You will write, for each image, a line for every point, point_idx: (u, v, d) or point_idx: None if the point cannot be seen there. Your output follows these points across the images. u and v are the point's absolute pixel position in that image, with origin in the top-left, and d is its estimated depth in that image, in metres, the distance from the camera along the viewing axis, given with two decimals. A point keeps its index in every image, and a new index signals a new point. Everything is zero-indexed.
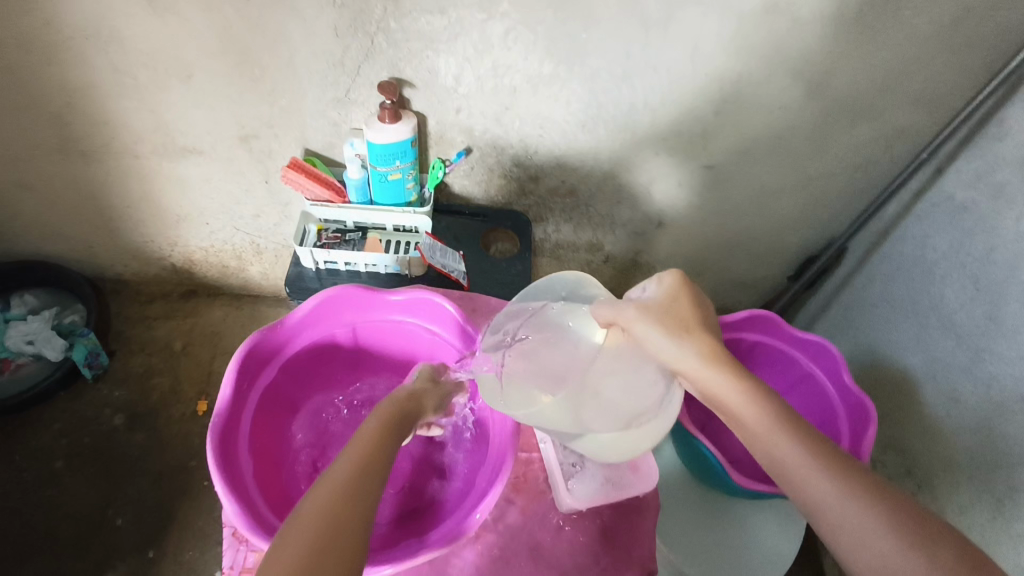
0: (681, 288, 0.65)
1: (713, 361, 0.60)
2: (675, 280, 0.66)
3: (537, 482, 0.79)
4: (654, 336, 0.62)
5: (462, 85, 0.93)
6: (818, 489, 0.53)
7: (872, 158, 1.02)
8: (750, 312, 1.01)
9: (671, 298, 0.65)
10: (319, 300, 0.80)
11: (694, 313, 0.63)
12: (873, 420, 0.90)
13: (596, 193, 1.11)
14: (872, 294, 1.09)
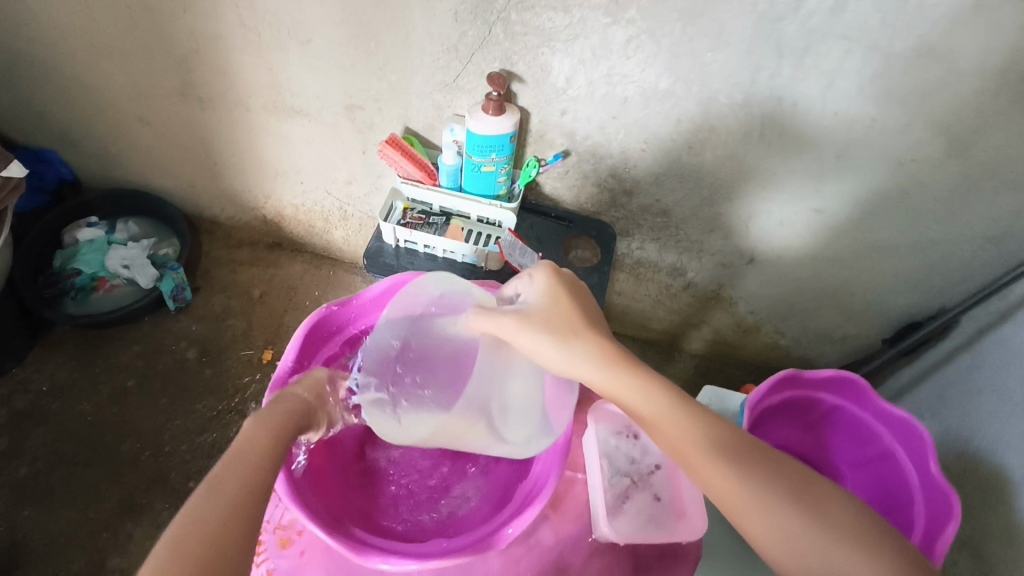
0: (554, 285, 0.68)
1: (594, 364, 0.62)
2: (547, 278, 0.68)
3: (578, 504, 0.68)
4: (541, 342, 0.64)
5: (572, 87, 0.88)
6: (716, 478, 0.56)
7: (1009, 232, 0.87)
8: (837, 372, 0.83)
9: (549, 298, 0.67)
10: (390, 282, 0.77)
11: (574, 311, 0.66)
12: (954, 518, 0.71)
13: (690, 218, 1.02)
14: (978, 378, 0.93)
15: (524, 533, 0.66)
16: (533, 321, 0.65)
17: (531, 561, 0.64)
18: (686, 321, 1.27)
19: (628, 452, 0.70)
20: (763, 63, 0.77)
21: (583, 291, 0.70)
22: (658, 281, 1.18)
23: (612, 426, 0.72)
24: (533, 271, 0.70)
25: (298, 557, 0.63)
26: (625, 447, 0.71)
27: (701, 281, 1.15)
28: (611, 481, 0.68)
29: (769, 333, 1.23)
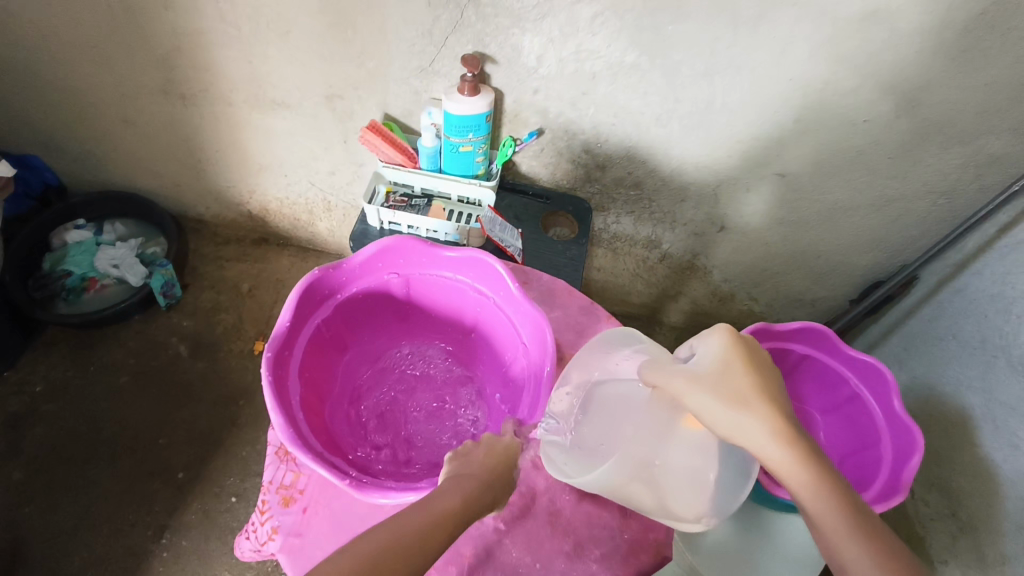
0: (736, 350, 0.55)
1: (780, 442, 0.50)
2: (727, 339, 0.56)
3: None
4: (711, 408, 0.52)
5: (543, 66, 0.92)
6: None
7: (959, 186, 0.92)
8: (804, 324, 0.86)
9: (726, 361, 0.54)
10: (378, 246, 0.77)
11: (761, 379, 0.53)
12: (918, 450, 0.76)
13: (661, 188, 1.07)
14: (939, 327, 0.99)
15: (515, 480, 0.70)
16: (705, 384, 0.53)
17: (523, 503, 0.69)
18: (664, 294, 1.31)
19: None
20: (721, 33, 0.82)
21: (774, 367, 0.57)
22: (635, 254, 1.23)
23: None
24: (708, 334, 0.57)
25: (302, 512, 0.67)
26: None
27: (676, 251, 1.19)
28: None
29: (743, 301, 1.27)
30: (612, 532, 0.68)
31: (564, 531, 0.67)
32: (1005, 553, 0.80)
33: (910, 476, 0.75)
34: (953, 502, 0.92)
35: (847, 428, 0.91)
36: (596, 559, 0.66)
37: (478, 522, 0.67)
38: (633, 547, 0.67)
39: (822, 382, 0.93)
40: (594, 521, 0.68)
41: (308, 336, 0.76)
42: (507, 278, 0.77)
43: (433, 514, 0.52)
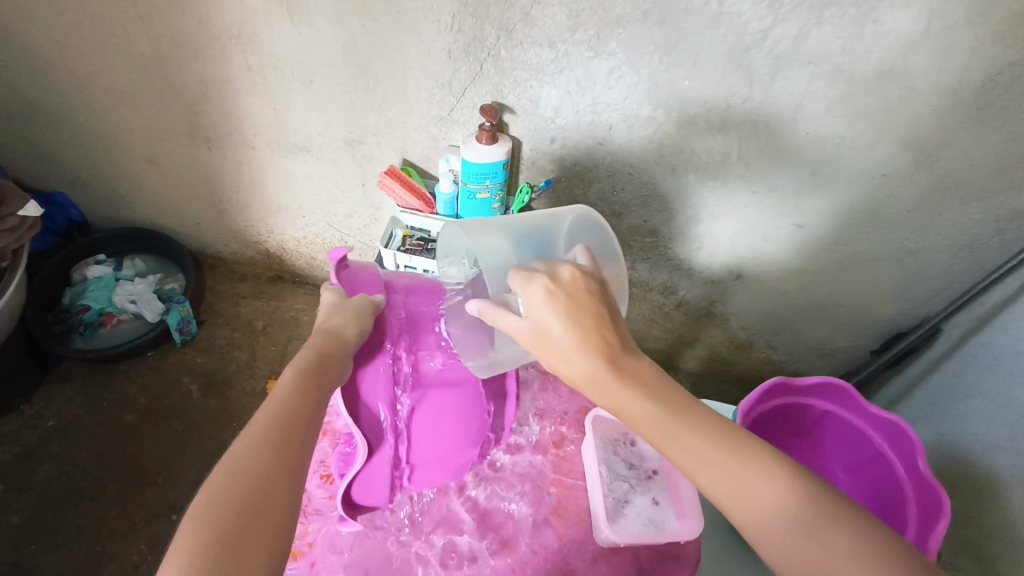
0: (553, 297, 0.55)
1: (605, 379, 0.54)
2: (542, 289, 0.55)
3: (576, 508, 0.71)
4: (548, 354, 0.56)
5: (559, 117, 0.93)
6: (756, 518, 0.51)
7: (979, 240, 0.91)
8: (824, 378, 0.86)
9: (544, 315, 0.54)
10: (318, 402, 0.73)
11: (577, 319, 0.55)
12: (945, 515, 0.73)
13: (677, 236, 1.07)
14: (963, 383, 0.96)
15: (529, 538, 0.69)
16: (536, 339, 0.55)
17: (536, 563, 0.67)
18: (679, 341, 1.30)
19: (625, 458, 0.76)
20: (737, 88, 0.82)
21: (591, 271, 0.58)
22: (650, 300, 1.22)
23: (611, 433, 0.77)
24: (524, 277, 0.56)
25: (309, 567, 0.66)
26: (622, 457, 0.76)
27: (692, 298, 1.19)
28: (610, 486, 0.72)
29: (760, 349, 1.25)
30: None
31: None
32: None
33: (937, 543, 0.72)
34: (984, 568, 0.88)
35: (871, 489, 0.88)
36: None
37: None
38: None
39: (846, 439, 0.91)
40: None
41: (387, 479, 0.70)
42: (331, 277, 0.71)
43: (285, 395, 0.57)
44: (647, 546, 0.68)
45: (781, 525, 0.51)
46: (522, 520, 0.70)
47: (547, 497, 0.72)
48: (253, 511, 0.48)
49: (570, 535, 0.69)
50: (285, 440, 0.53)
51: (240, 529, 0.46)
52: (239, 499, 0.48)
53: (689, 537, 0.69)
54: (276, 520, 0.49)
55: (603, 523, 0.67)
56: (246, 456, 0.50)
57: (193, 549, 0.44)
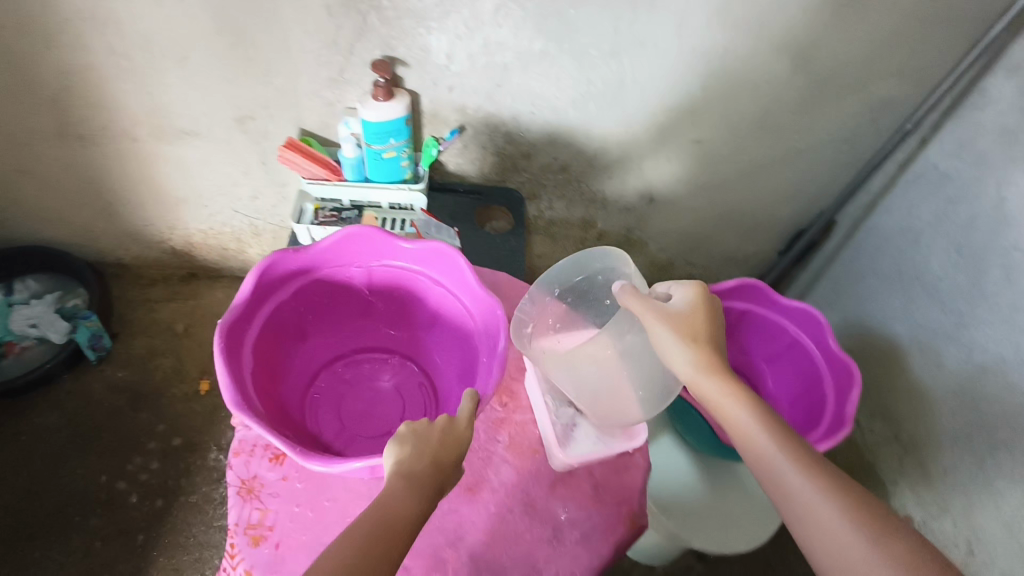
0: (696, 300, 0.61)
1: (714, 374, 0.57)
2: (692, 289, 0.62)
3: (529, 439, 0.73)
4: (668, 343, 0.58)
5: (454, 63, 0.92)
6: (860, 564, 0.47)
7: (858, 131, 0.97)
8: (738, 281, 0.92)
9: (686, 305, 0.61)
10: (339, 236, 0.72)
11: (710, 327, 0.60)
12: (856, 383, 0.82)
13: (588, 169, 1.10)
14: (860, 265, 1.05)
15: (487, 478, 0.69)
16: (672, 320, 0.59)
17: (497, 500, 0.68)
18: None
19: None
20: (623, 13, 0.84)
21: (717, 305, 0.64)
22: (572, 237, 1.25)
23: None
24: (686, 285, 0.62)
25: (275, 550, 0.62)
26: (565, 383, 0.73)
27: (611, 229, 1.22)
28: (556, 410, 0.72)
29: (681, 267, 1.32)
30: (588, 512, 0.68)
31: (541, 519, 0.67)
32: (946, 462, 0.87)
33: (853, 409, 0.79)
34: (894, 426, 0.98)
35: (790, 378, 0.95)
36: (578, 541, 0.66)
37: (456, 526, 0.65)
38: (608, 522, 0.68)
39: (762, 338, 0.98)
40: (570, 503, 0.69)
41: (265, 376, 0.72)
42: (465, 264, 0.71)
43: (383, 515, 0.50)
44: (600, 463, 0.71)
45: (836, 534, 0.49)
46: (478, 464, 0.70)
47: (500, 437, 0.72)
48: None
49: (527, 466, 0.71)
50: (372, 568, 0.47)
51: None
52: None
53: (638, 442, 0.69)
54: None
55: (554, 449, 0.69)
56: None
57: None
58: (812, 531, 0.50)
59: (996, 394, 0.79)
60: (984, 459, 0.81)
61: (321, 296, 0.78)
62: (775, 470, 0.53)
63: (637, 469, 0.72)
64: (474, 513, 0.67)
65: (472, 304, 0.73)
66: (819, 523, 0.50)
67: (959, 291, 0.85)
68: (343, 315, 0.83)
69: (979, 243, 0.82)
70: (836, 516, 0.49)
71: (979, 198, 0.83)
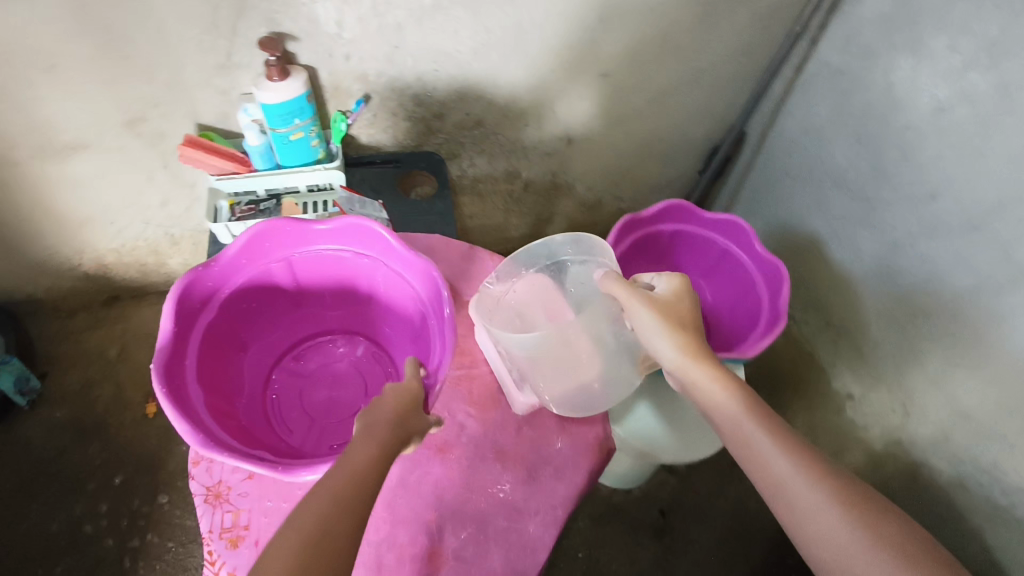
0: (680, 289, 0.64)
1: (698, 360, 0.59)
2: (675, 279, 0.65)
3: (488, 390, 0.72)
4: (653, 330, 0.61)
5: (346, 30, 0.88)
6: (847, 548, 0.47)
7: (754, 41, 1.00)
8: (665, 203, 0.93)
9: (673, 295, 0.63)
10: (250, 237, 0.67)
11: (693, 319, 0.62)
12: (786, 280, 0.86)
13: (502, 120, 1.09)
14: (775, 171, 1.09)
15: (454, 434, 0.69)
16: (656, 309, 0.61)
17: (469, 453, 0.67)
18: (538, 220, 1.35)
19: None
20: None
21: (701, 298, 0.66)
22: (499, 190, 1.25)
23: None
24: (670, 278, 0.65)
25: (256, 547, 0.62)
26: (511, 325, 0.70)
27: (536, 176, 1.23)
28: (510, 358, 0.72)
29: (610, 203, 1.34)
30: (558, 445, 0.69)
31: (514, 462, 0.68)
32: (874, 339, 0.94)
33: (786, 303, 0.84)
34: (825, 314, 1.05)
35: (724, 288, 1.00)
36: (552, 476, 0.67)
37: (432, 486, 0.65)
38: (579, 451, 0.69)
39: (693, 255, 1.01)
40: (539, 442, 0.69)
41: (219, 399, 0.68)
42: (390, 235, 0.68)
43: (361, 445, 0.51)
44: None
45: (819, 516, 0.48)
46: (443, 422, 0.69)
47: (459, 394, 0.72)
48: None
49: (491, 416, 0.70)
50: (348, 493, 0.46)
51: None
52: None
53: None
54: None
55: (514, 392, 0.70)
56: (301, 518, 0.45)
57: None
58: (795, 515, 0.49)
59: (909, 267, 0.85)
60: (906, 329, 0.88)
61: (253, 301, 0.75)
62: (758, 452, 0.53)
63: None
64: (447, 470, 0.66)
65: (409, 274, 0.71)
66: (799, 504, 0.49)
67: (864, 177, 0.90)
68: (280, 311, 0.80)
69: (876, 129, 0.87)
70: (817, 498, 0.49)
71: (869, 86, 0.87)
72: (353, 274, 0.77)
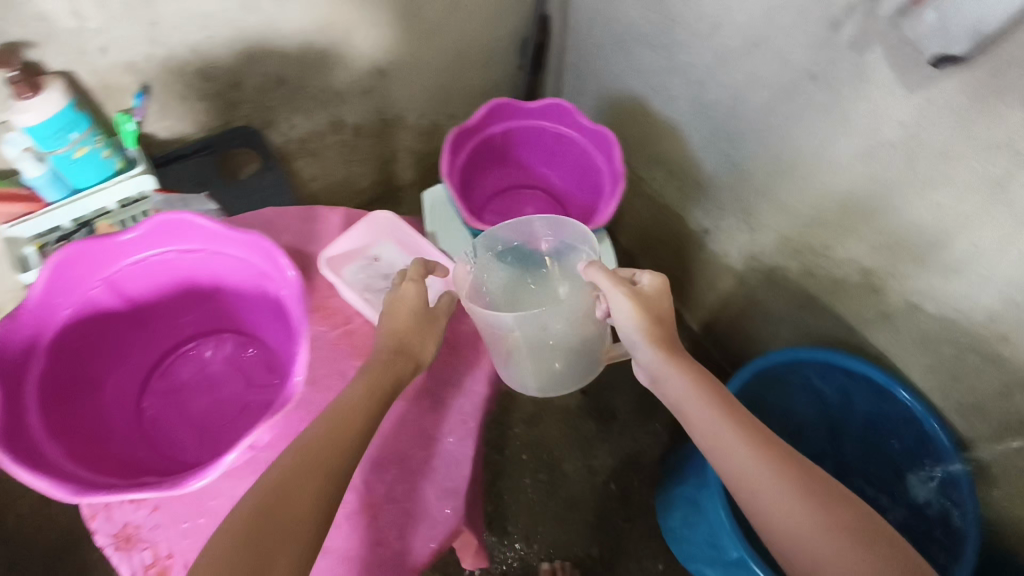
0: (659, 287, 0.64)
1: (671, 359, 0.61)
2: (654, 279, 0.64)
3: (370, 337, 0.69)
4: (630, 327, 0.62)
5: (89, 19, 0.79)
6: (791, 520, 0.52)
7: None
8: (483, 108, 0.89)
9: (653, 292, 0.64)
10: (50, 269, 0.61)
11: (671, 315, 0.64)
12: (615, 142, 0.86)
13: (305, 70, 1.03)
14: (585, 44, 1.12)
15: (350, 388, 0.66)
16: (637, 304, 0.62)
17: None
18: (383, 162, 1.32)
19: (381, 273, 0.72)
20: None
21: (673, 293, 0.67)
22: (332, 144, 1.20)
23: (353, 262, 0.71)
24: (654, 274, 0.65)
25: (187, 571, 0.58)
26: (370, 270, 0.71)
27: (364, 119, 1.18)
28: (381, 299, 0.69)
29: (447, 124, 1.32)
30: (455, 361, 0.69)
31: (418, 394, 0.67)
32: (711, 173, 1.01)
33: (622, 163, 0.84)
34: (667, 165, 1.11)
35: (565, 173, 0.98)
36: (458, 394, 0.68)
37: None
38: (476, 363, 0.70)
39: (526, 151, 0.98)
40: (436, 367, 0.69)
41: (84, 447, 0.62)
42: (202, 220, 0.64)
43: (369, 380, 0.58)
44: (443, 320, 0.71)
45: (785, 510, 0.52)
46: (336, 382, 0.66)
47: (342, 352, 0.67)
48: (276, 515, 0.49)
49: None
50: (344, 428, 0.55)
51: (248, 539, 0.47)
52: (276, 508, 0.49)
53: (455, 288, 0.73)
54: (290, 521, 0.49)
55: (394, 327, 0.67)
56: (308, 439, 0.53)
57: (232, 527, 0.48)
58: (752, 498, 0.54)
59: (717, 97, 0.91)
60: (732, 155, 0.95)
61: (88, 335, 0.68)
62: (718, 440, 0.57)
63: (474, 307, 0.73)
64: None
65: (239, 254, 0.68)
66: (763, 492, 0.53)
67: (658, 26, 0.94)
68: (127, 337, 0.73)
69: None
70: (783, 494, 0.53)
71: None
72: (190, 271, 0.71)
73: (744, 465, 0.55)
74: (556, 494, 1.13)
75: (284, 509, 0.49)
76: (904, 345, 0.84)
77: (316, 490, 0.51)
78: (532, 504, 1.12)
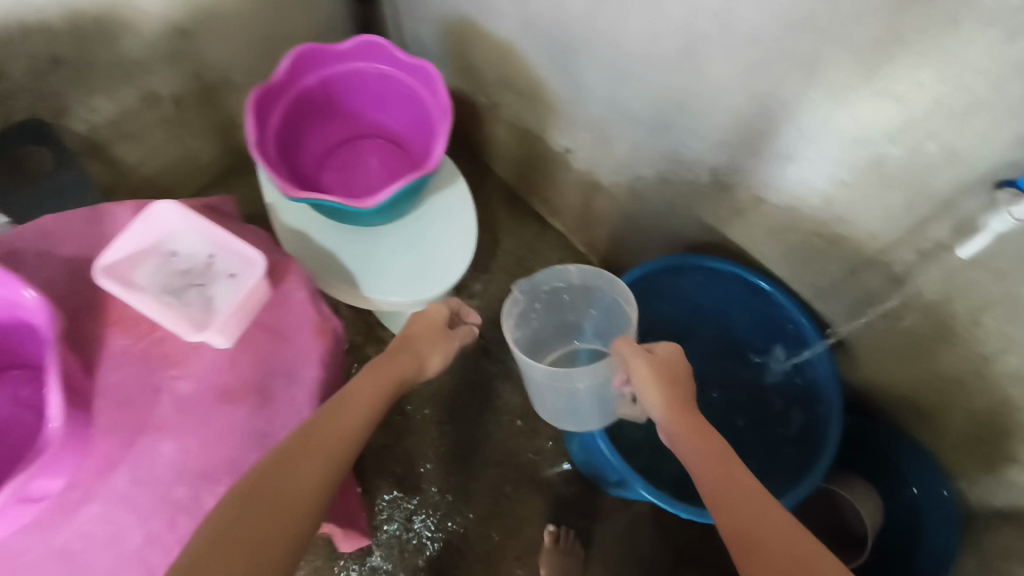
0: (670, 351, 0.68)
1: (675, 403, 0.63)
2: (671, 344, 0.69)
3: (178, 343, 0.62)
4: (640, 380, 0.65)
5: None
6: (768, 529, 0.50)
7: None
8: (286, 59, 0.78)
9: (663, 351, 0.68)
10: None
11: (686, 379, 0.66)
12: (440, 78, 0.78)
13: (86, 43, 0.90)
14: None
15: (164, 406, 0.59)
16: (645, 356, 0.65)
17: (188, 417, 0.59)
18: (223, 131, 1.19)
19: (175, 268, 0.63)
20: None
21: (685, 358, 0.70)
22: (152, 122, 1.07)
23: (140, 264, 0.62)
24: (667, 343, 0.69)
25: None
26: (165, 269, 0.62)
27: (182, 88, 1.05)
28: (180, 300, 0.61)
29: None
30: (279, 352, 0.62)
31: (243, 396, 0.60)
32: (558, 90, 0.96)
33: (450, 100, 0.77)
34: (518, 88, 1.04)
35: (402, 119, 0.89)
36: (287, 384, 0.61)
37: (164, 471, 0.56)
38: (303, 349, 0.63)
39: (354, 100, 0.88)
40: (258, 362, 0.62)
41: None
42: None
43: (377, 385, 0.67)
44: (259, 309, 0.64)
45: (765, 514, 0.52)
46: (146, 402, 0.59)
47: (150, 364, 0.60)
48: (265, 501, 0.53)
49: (195, 366, 0.61)
50: (348, 435, 0.60)
51: (241, 518, 0.51)
52: (271, 490, 0.53)
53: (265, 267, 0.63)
54: (278, 510, 0.53)
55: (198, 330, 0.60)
56: (311, 429, 0.58)
57: (230, 500, 0.53)
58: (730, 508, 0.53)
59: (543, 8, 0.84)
60: (572, 68, 0.89)
61: None
62: (707, 465, 0.57)
63: (298, 284, 0.66)
64: (173, 445, 0.57)
65: None
66: (742, 505, 0.53)
67: None
68: None
69: None
70: (763, 500, 0.53)
71: None
72: None
73: (732, 479, 0.55)
74: (464, 442, 1.13)
75: (276, 493, 0.53)
76: (759, 239, 0.84)
77: (312, 486, 0.56)
78: (441, 456, 1.12)
